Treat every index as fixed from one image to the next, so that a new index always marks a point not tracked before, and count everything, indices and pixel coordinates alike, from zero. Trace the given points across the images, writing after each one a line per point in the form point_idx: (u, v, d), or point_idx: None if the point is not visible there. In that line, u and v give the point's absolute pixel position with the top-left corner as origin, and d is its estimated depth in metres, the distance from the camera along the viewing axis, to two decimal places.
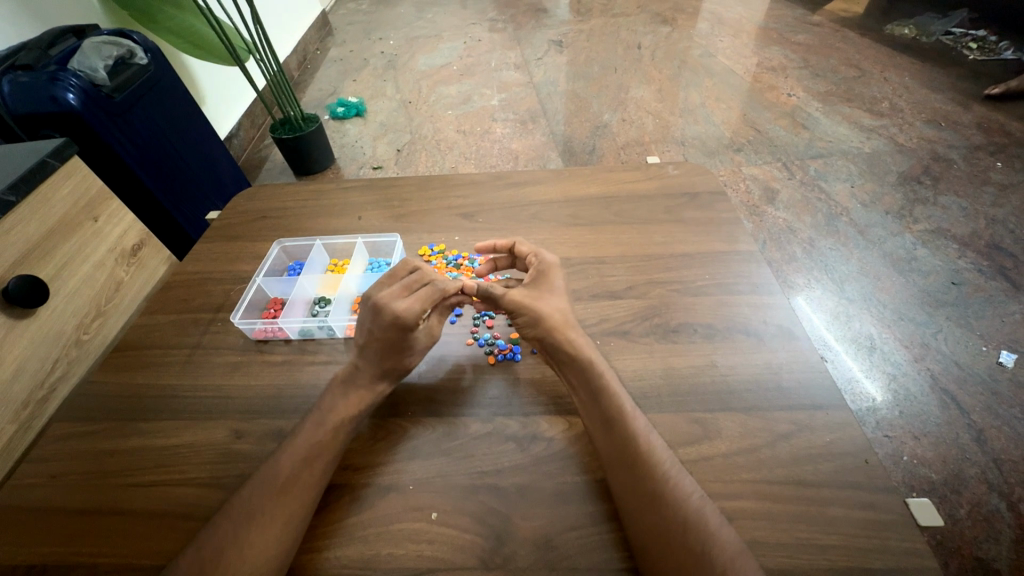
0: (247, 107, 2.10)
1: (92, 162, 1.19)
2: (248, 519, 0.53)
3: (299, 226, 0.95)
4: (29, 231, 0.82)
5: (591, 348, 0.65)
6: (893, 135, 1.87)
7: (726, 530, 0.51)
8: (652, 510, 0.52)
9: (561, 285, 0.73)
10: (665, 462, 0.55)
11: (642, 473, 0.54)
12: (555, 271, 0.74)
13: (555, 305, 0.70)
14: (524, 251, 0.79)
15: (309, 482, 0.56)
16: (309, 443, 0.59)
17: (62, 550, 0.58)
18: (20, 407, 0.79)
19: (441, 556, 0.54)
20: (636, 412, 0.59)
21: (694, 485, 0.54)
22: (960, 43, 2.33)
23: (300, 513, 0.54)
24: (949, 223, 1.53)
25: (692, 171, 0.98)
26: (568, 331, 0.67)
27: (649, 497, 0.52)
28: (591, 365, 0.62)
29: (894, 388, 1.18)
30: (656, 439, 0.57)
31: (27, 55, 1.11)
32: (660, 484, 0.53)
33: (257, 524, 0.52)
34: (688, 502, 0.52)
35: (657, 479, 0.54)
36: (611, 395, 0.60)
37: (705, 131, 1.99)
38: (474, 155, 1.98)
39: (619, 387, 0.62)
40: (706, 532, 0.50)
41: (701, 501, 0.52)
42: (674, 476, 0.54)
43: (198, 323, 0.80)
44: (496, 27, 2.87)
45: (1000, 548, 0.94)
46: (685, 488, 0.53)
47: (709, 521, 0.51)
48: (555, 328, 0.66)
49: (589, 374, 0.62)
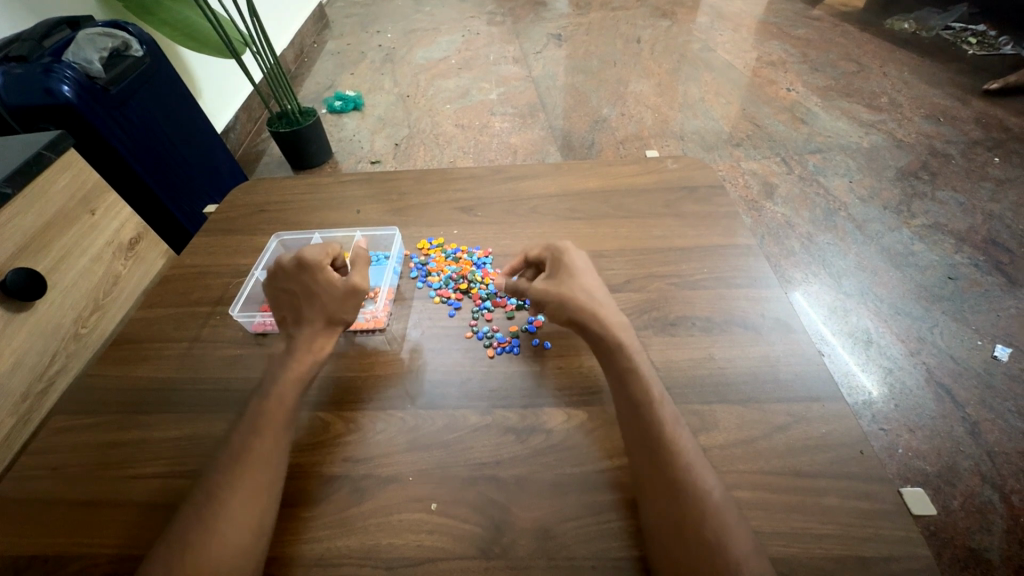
0: (244, 100, 2.09)
1: (88, 155, 1.19)
2: (249, 509, 0.53)
3: (297, 219, 0.95)
4: (25, 224, 0.81)
5: (627, 329, 0.64)
6: (892, 130, 1.87)
7: (740, 526, 0.50)
8: (670, 501, 0.51)
9: (585, 269, 0.70)
10: (691, 452, 0.54)
11: (664, 464, 0.53)
12: (572, 257, 0.71)
13: (589, 284, 0.68)
14: (535, 255, 0.75)
15: (257, 451, 0.56)
16: (258, 417, 0.59)
17: (64, 541, 0.58)
18: (19, 400, 0.79)
19: (441, 546, 0.54)
20: (667, 400, 0.58)
21: (715, 480, 0.53)
22: (960, 38, 2.32)
23: (270, 489, 0.55)
24: (947, 218, 1.54)
25: (691, 165, 0.97)
26: (604, 307, 0.65)
27: (668, 487, 0.52)
28: (627, 345, 0.62)
29: (891, 382, 1.19)
30: (683, 428, 0.56)
31: (21, 46, 1.09)
32: (681, 476, 0.53)
33: (224, 501, 0.53)
34: (708, 496, 0.51)
35: (678, 471, 0.53)
36: (638, 380, 0.59)
37: (705, 126, 1.98)
38: (473, 149, 1.98)
39: (654, 374, 0.60)
40: (723, 527, 0.50)
41: (721, 498, 0.52)
42: (698, 467, 0.53)
43: (197, 317, 0.80)
44: (495, 20, 2.86)
45: (992, 539, 0.95)
46: (707, 481, 0.52)
47: (726, 516, 0.50)
48: (592, 307, 0.64)
49: (624, 356, 0.61)
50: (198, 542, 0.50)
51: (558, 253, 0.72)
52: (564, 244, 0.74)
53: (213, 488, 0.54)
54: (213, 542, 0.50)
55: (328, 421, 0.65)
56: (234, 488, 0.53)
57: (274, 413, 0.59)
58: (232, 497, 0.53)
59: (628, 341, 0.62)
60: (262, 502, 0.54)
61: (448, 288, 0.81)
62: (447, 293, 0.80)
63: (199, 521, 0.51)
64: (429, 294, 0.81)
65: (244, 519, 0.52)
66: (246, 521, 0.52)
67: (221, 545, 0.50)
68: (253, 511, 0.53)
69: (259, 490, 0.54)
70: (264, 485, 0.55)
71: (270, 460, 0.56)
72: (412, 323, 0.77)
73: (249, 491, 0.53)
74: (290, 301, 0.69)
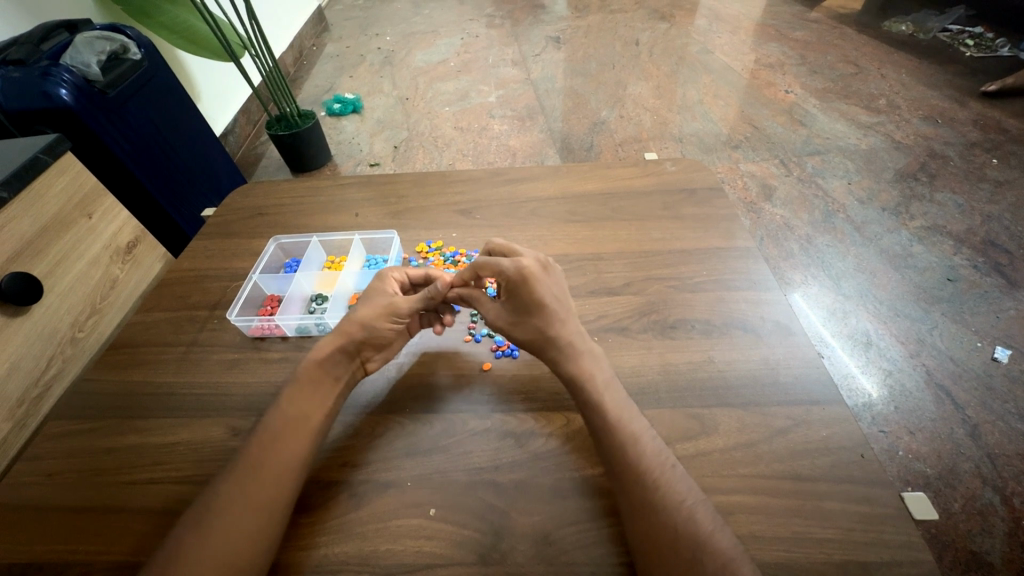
0: (243, 103, 2.09)
1: (86, 158, 1.19)
2: (225, 517, 0.52)
3: (295, 222, 0.95)
4: (22, 228, 0.81)
5: (588, 352, 0.63)
6: (890, 132, 1.87)
7: (722, 534, 0.50)
8: (642, 516, 0.51)
9: (549, 296, 0.65)
10: (660, 464, 0.54)
11: (631, 483, 0.53)
12: (535, 287, 0.65)
13: (574, 328, 0.65)
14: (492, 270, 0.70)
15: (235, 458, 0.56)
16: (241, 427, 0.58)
17: (60, 548, 0.57)
18: (15, 405, 0.78)
19: (440, 552, 0.54)
20: (634, 413, 0.58)
21: (688, 490, 0.53)
22: (957, 40, 2.33)
23: None
24: (945, 220, 1.54)
25: (690, 167, 0.97)
26: (567, 323, 0.65)
27: (640, 503, 0.52)
28: (584, 369, 0.61)
29: (890, 384, 1.18)
30: (650, 442, 0.56)
31: (19, 50, 1.09)
32: (651, 491, 0.52)
33: (235, 512, 0.52)
34: (680, 508, 0.51)
35: (647, 487, 0.52)
36: (601, 399, 0.59)
37: (704, 128, 1.98)
38: (472, 152, 1.98)
39: (620, 393, 0.60)
40: (697, 539, 0.49)
41: (694, 506, 0.52)
42: (672, 479, 0.53)
43: (194, 321, 0.79)
44: (494, 23, 2.86)
45: (993, 541, 0.95)
46: (680, 490, 0.52)
47: (702, 527, 0.50)
48: (550, 338, 0.64)
49: (578, 385, 0.61)
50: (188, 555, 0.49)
51: (515, 282, 0.66)
52: (529, 266, 0.67)
53: None
54: (207, 551, 0.50)
55: None
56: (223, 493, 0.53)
57: None
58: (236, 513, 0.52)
59: (586, 366, 0.62)
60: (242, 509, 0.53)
61: None
62: None
63: (200, 531, 0.51)
64: None
65: (245, 534, 0.51)
66: (248, 534, 0.51)
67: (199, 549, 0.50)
68: (253, 528, 0.52)
69: (263, 507, 0.53)
70: (279, 502, 0.54)
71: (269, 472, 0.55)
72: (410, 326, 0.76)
73: (248, 508, 0.52)
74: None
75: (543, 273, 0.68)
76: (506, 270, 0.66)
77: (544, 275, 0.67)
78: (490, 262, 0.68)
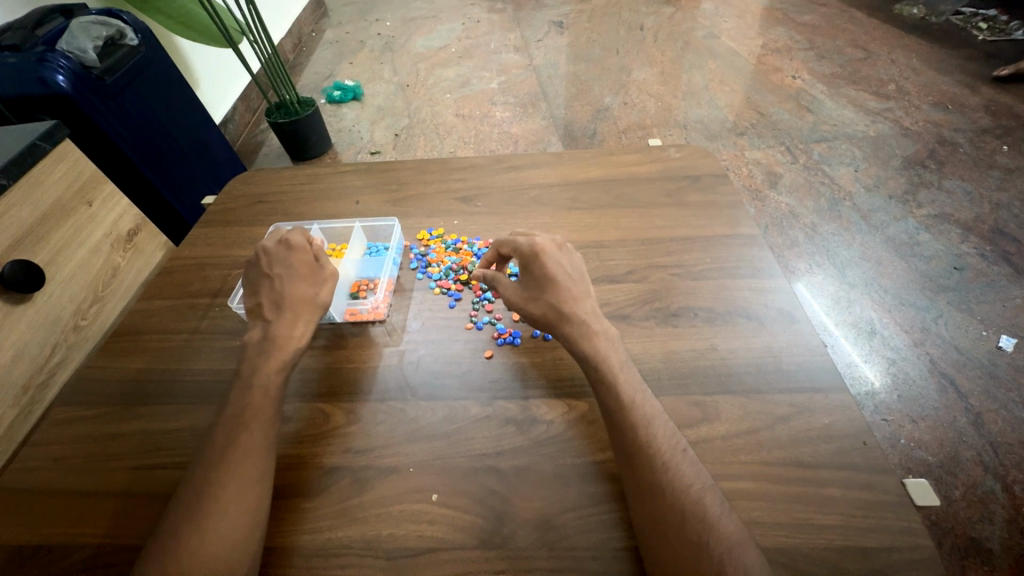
0: (242, 90, 2.07)
1: (85, 145, 1.18)
2: (232, 501, 0.52)
3: (296, 209, 0.94)
4: (22, 215, 0.81)
5: (604, 334, 0.63)
6: (899, 118, 1.84)
7: (727, 519, 0.50)
8: (649, 501, 0.51)
9: (562, 273, 0.67)
10: (671, 448, 0.54)
11: (639, 468, 0.53)
12: (549, 261, 0.67)
13: (590, 309, 0.65)
14: (507, 251, 0.72)
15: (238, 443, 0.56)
16: (247, 413, 0.58)
17: (67, 531, 0.58)
18: (20, 392, 0.79)
19: (442, 537, 0.54)
20: (648, 396, 0.58)
21: (697, 474, 0.53)
22: (970, 23, 2.28)
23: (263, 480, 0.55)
24: (954, 208, 1.52)
25: (694, 154, 0.96)
26: (582, 302, 0.65)
27: (649, 485, 0.52)
28: (593, 352, 0.61)
29: (893, 373, 1.18)
30: (661, 426, 0.56)
31: (14, 35, 1.08)
32: (659, 475, 0.52)
33: (237, 501, 0.52)
34: (689, 491, 0.51)
35: (655, 471, 0.52)
36: (614, 384, 0.58)
37: (709, 115, 1.96)
38: (474, 140, 1.96)
39: (634, 376, 0.60)
40: (705, 523, 0.49)
41: (702, 491, 0.51)
42: (681, 464, 0.53)
43: (196, 308, 0.79)
44: (496, 7, 2.82)
45: (993, 528, 0.95)
46: (689, 475, 0.52)
47: (710, 511, 0.50)
48: (555, 322, 0.65)
49: (591, 367, 0.61)
50: (196, 538, 0.50)
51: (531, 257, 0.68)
52: (543, 243, 0.69)
53: (197, 481, 0.53)
54: (217, 535, 0.50)
55: (328, 412, 0.65)
56: (228, 479, 0.53)
57: (244, 405, 0.59)
58: (245, 497, 0.53)
59: (588, 352, 0.61)
60: (247, 493, 0.53)
61: (448, 279, 0.80)
62: (447, 284, 0.80)
63: (202, 522, 0.50)
64: (429, 285, 0.81)
65: (245, 522, 0.52)
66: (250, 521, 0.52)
67: (206, 532, 0.50)
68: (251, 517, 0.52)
69: None
70: None
71: (261, 456, 0.56)
72: (412, 314, 0.76)
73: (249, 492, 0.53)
74: (270, 282, 0.68)
75: (558, 251, 0.70)
76: (521, 246, 0.70)
77: (561, 252, 0.70)
78: (508, 239, 0.72)
